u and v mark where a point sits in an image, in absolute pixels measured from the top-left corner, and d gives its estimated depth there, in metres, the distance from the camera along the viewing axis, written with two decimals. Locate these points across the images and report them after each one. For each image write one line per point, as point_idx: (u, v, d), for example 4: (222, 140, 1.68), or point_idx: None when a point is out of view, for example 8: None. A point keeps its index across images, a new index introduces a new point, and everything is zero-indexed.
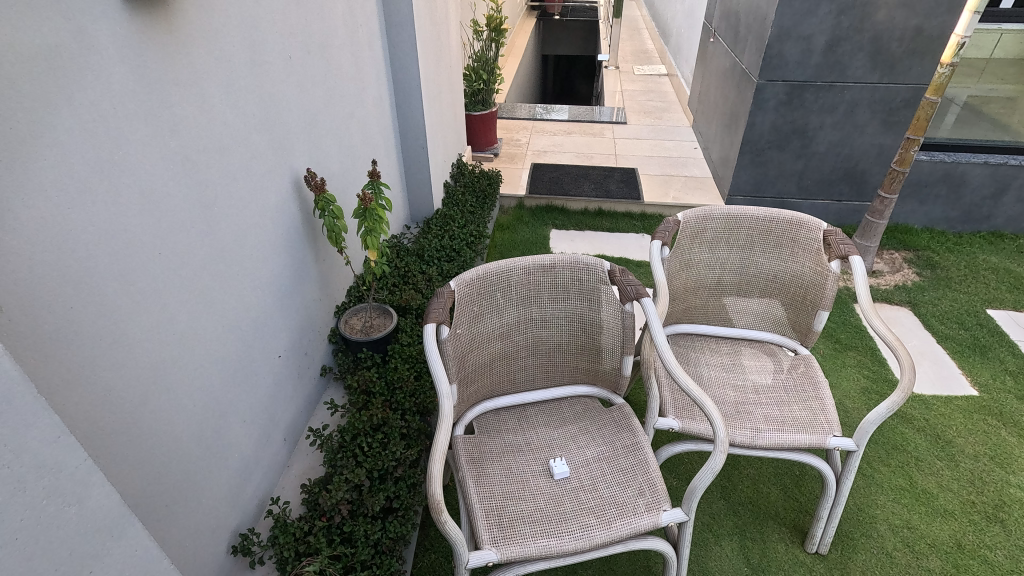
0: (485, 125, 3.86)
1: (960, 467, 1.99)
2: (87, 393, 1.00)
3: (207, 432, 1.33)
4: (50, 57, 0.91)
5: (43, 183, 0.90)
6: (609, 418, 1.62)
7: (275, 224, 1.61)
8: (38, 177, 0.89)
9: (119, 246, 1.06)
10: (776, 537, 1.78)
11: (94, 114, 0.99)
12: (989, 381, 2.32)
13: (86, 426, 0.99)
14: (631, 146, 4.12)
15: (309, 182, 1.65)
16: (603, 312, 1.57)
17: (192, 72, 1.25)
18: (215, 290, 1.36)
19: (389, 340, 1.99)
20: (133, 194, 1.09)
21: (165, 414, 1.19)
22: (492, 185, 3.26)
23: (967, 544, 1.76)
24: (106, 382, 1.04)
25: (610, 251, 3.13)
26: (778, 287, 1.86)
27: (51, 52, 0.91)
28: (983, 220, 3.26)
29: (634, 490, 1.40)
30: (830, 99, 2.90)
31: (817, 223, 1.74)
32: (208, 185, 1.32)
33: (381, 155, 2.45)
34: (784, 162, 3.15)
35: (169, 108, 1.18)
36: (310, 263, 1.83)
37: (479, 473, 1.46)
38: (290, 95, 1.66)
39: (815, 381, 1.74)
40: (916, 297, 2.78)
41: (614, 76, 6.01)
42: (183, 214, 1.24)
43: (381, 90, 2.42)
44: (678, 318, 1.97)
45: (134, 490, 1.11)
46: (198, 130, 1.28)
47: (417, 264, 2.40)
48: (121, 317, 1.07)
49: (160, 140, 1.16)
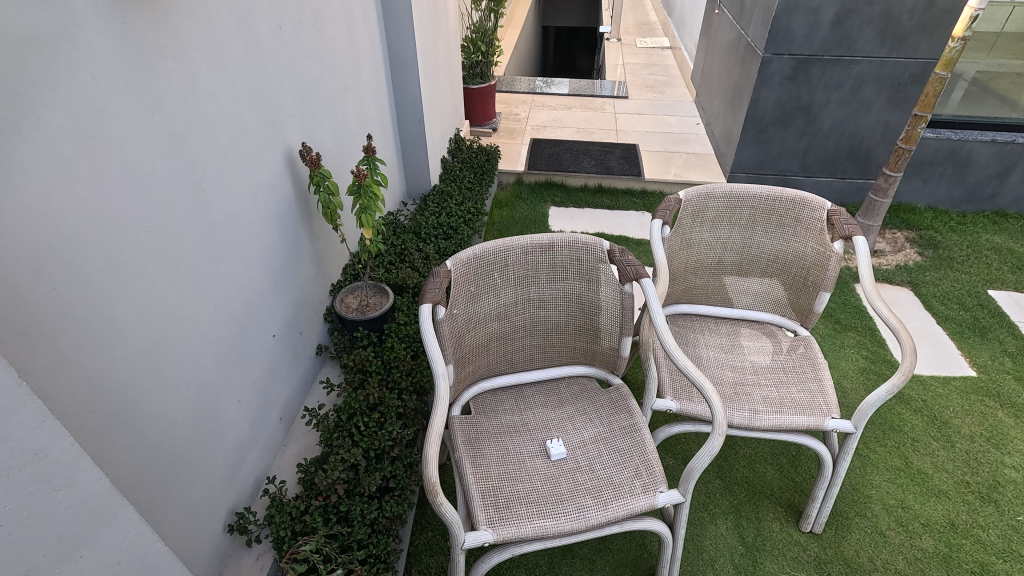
0: (484, 99, 3.77)
1: (956, 448, 2.00)
2: (74, 376, 0.98)
3: (201, 412, 1.32)
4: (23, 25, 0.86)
5: (21, 161, 0.86)
6: (606, 399, 1.60)
7: (268, 202, 1.57)
8: (16, 154, 0.86)
9: (105, 225, 1.03)
10: (771, 516, 1.79)
11: (73, 84, 0.95)
12: (988, 362, 2.32)
13: (73, 408, 0.97)
14: (632, 122, 4.04)
15: (303, 157, 1.60)
16: (602, 292, 1.56)
17: (177, 41, 1.19)
18: (206, 269, 1.33)
19: (385, 319, 1.97)
20: (119, 170, 1.05)
21: (157, 396, 1.17)
22: (490, 160, 3.20)
23: (961, 524, 1.77)
24: (95, 363, 1.02)
25: (609, 228, 3.09)
26: (780, 268, 1.83)
27: (26, 20, 0.86)
28: (987, 200, 3.22)
29: (631, 471, 1.40)
30: (836, 74, 2.83)
31: (821, 202, 1.72)
32: (197, 163, 1.28)
33: (377, 129, 2.39)
34: (788, 139, 3.09)
35: (154, 80, 1.14)
36: (305, 243, 1.79)
37: (476, 454, 1.45)
38: (282, 67, 1.61)
39: (814, 362, 1.72)
40: (917, 278, 2.76)
41: (616, 49, 5.88)
42: (171, 191, 1.20)
43: (376, 62, 2.35)
44: (678, 299, 1.94)
45: (127, 471, 1.10)
46: (185, 104, 1.23)
47: (414, 241, 2.37)
48: (109, 296, 1.05)
49: (144, 114, 1.11)
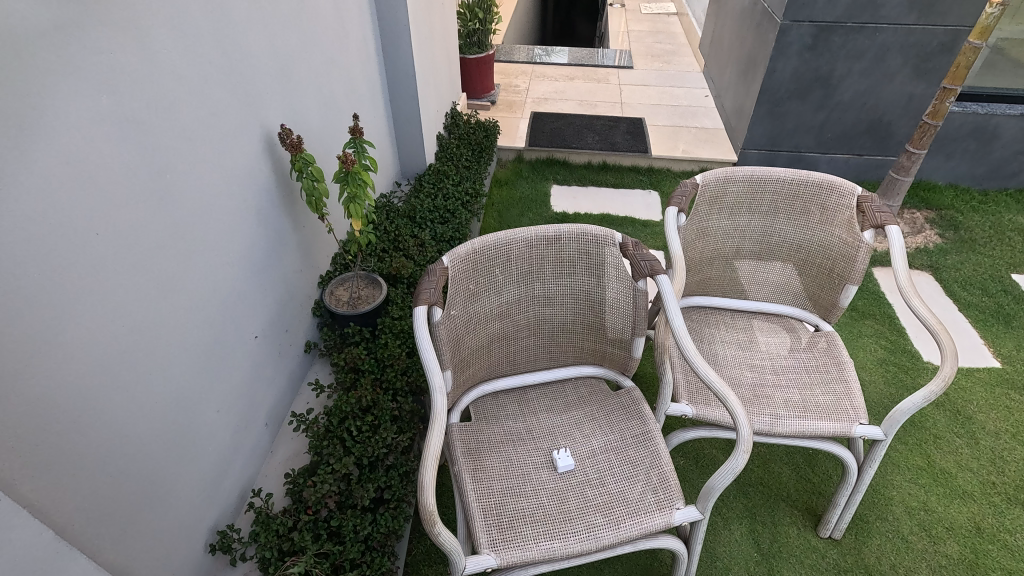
0: (482, 70, 3.56)
1: (981, 445, 1.90)
2: (15, 404, 0.85)
3: (173, 428, 1.19)
4: None
5: None
6: (616, 403, 1.48)
7: (245, 191, 1.42)
8: None
9: (45, 228, 0.88)
10: (787, 520, 1.70)
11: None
12: (1012, 352, 2.21)
13: (14, 442, 0.85)
14: (637, 94, 3.84)
15: (282, 141, 1.43)
16: (612, 288, 1.43)
17: (128, 7, 1.02)
18: (175, 270, 1.19)
19: (378, 313, 1.84)
20: (60, 163, 0.90)
21: (120, 415, 1.05)
22: (489, 137, 3.02)
23: (987, 528, 1.68)
24: (45, 387, 0.89)
25: (614, 209, 2.94)
26: (802, 258, 1.70)
27: None
28: (1010, 177, 3.07)
29: (645, 485, 1.29)
30: (859, 43, 2.64)
31: (851, 188, 1.58)
32: (159, 151, 1.13)
33: (366, 105, 2.21)
34: (804, 113, 2.91)
35: (101, 55, 0.97)
36: (289, 233, 1.64)
37: (476, 467, 1.34)
38: (257, 37, 1.43)
39: (839, 360, 1.60)
40: (938, 261, 2.63)
41: (619, 15, 5.60)
42: (127, 183, 1.05)
43: (365, 30, 2.15)
44: (691, 291, 1.81)
45: (87, 502, 0.98)
46: (142, 84, 1.07)
47: (408, 226, 2.22)
48: (57, 311, 0.91)
49: (89, 95, 0.95)
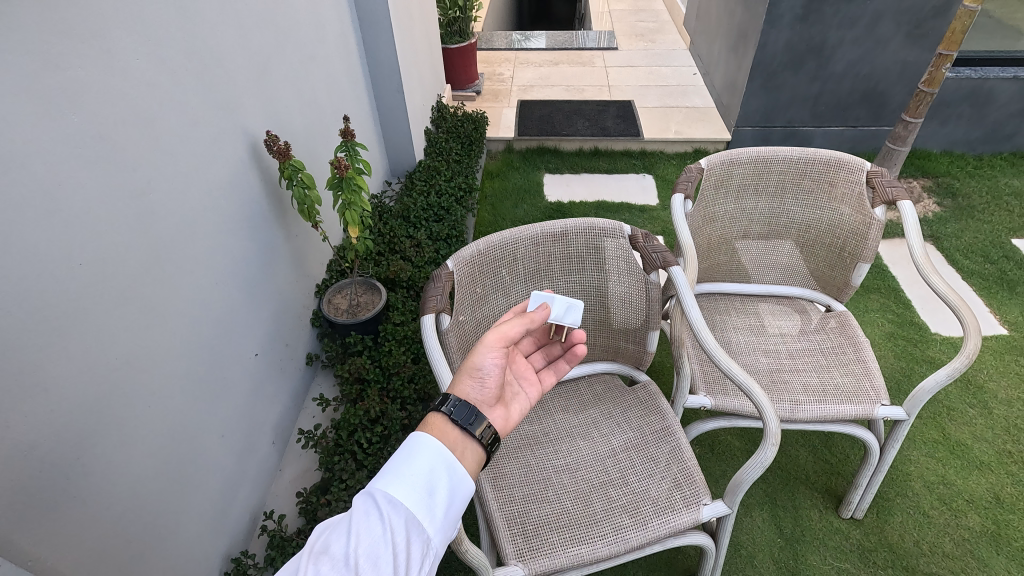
0: (466, 59, 3.47)
1: (994, 415, 1.90)
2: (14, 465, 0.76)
3: (178, 463, 1.10)
4: None
5: None
6: (633, 400, 1.45)
7: (235, 204, 1.30)
8: None
9: (33, 270, 0.79)
10: (809, 504, 1.70)
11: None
12: (1019, 318, 2.19)
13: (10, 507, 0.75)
14: (625, 76, 3.80)
15: (268, 148, 1.34)
16: (622, 281, 1.39)
17: (92, 13, 0.89)
18: (165, 294, 1.06)
19: (380, 319, 1.78)
20: (36, 195, 0.80)
21: (118, 457, 0.94)
22: (478, 129, 2.92)
23: (1006, 497, 1.69)
24: (23, 445, 0.77)
25: (610, 194, 2.89)
26: (812, 238, 1.65)
27: None
28: (1004, 139, 3.04)
29: (669, 482, 1.27)
30: (852, 11, 2.58)
31: (860, 162, 1.53)
32: (139, 170, 1.00)
33: (353, 105, 2.09)
34: (799, 86, 2.86)
35: (68, 69, 0.85)
36: (283, 246, 1.54)
37: (496, 474, 1.31)
38: (235, 42, 1.29)
39: (854, 340, 1.58)
40: (939, 231, 2.59)
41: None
42: (109, 210, 0.93)
43: (345, 24, 2.01)
44: (700, 278, 1.76)
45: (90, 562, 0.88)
46: (108, 98, 0.93)
47: (403, 227, 2.15)
48: (35, 356, 0.79)
49: (58, 113, 0.83)
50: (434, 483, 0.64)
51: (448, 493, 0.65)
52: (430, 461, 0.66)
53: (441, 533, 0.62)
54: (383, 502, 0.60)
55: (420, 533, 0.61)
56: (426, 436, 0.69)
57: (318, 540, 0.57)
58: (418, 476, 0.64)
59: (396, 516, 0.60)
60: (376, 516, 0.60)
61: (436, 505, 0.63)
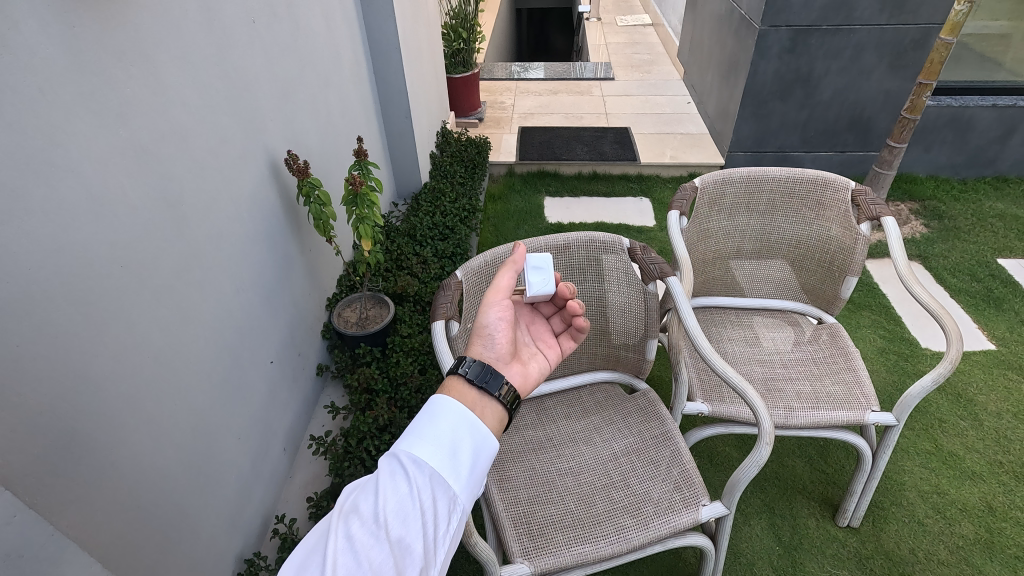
0: (469, 88, 3.62)
1: (984, 426, 1.95)
2: (57, 452, 0.81)
3: (200, 461, 1.14)
4: None
5: None
6: (633, 406, 1.51)
7: (256, 218, 1.38)
8: None
9: (82, 270, 0.86)
10: (807, 513, 1.74)
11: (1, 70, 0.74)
12: (1005, 334, 2.26)
13: (51, 491, 0.80)
14: (621, 104, 3.94)
15: (288, 166, 1.43)
16: (621, 292, 1.46)
17: (139, 40, 0.98)
18: (193, 298, 1.13)
19: (388, 332, 1.84)
20: (86, 201, 0.87)
21: (149, 450, 0.99)
22: (481, 154, 3.03)
23: (999, 506, 1.73)
24: (68, 433, 0.82)
25: (608, 216, 2.98)
26: (802, 253, 1.73)
27: None
28: (987, 164, 3.16)
29: (670, 484, 1.31)
30: (836, 43, 2.73)
31: (844, 182, 1.62)
32: (172, 182, 1.07)
33: (364, 128, 2.19)
34: (788, 113, 2.99)
35: (116, 89, 0.93)
36: (297, 258, 1.62)
37: (502, 477, 1.35)
38: (260, 68, 1.39)
39: (845, 351, 1.64)
40: (927, 251, 2.68)
41: (597, 30, 5.76)
42: (146, 217, 1.00)
43: (358, 53, 2.13)
44: (696, 292, 1.83)
45: (121, 552, 0.92)
46: (150, 115, 1.01)
47: (410, 245, 2.23)
48: (81, 346, 0.86)
49: (106, 129, 0.91)
50: (458, 443, 0.63)
51: (473, 453, 0.64)
52: (453, 423, 0.65)
53: (468, 491, 0.61)
54: (407, 462, 0.59)
55: (446, 490, 0.59)
56: (446, 399, 0.68)
57: (347, 501, 0.56)
58: (441, 436, 0.63)
59: (420, 475, 0.59)
60: (402, 476, 0.58)
61: (461, 464, 0.62)
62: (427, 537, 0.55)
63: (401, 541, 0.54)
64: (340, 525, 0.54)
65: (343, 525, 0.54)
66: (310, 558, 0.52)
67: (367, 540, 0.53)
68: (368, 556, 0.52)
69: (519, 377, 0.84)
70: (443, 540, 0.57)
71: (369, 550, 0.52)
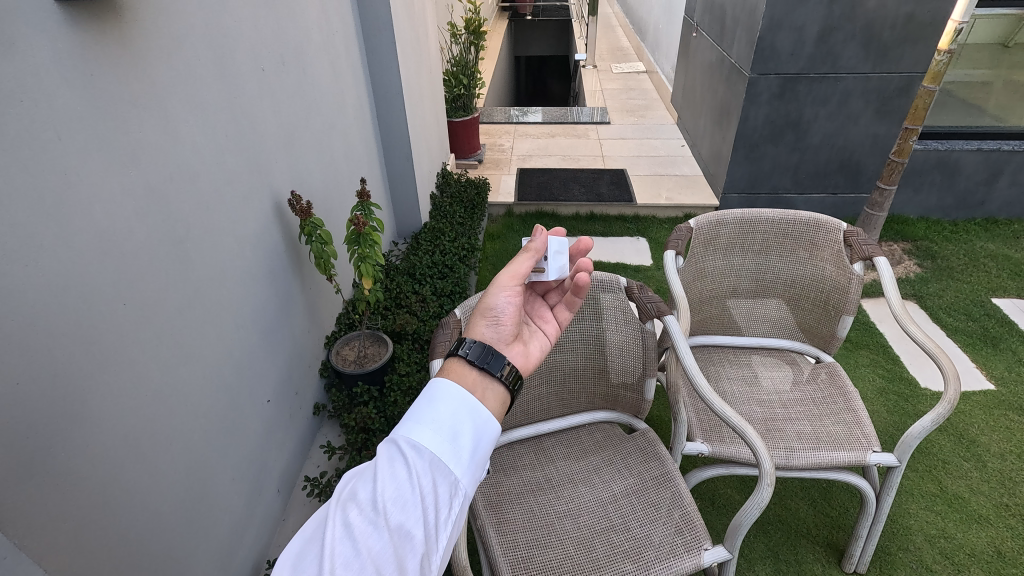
0: (468, 131, 3.72)
1: (988, 467, 1.92)
2: (51, 493, 0.80)
3: (193, 501, 1.12)
4: None
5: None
6: (633, 446, 1.50)
7: (259, 256, 1.40)
8: None
9: (87, 306, 0.87)
10: (812, 558, 1.70)
11: (21, 115, 0.77)
12: (1004, 374, 2.25)
13: (44, 533, 0.78)
14: (618, 147, 4.05)
15: (292, 207, 1.45)
16: (619, 331, 1.47)
17: (153, 86, 1.02)
18: (193, 335, 1.13)
19: (386, 370, 1.83)
20: (94, 240, 0.89)
21: (142, 490, 0.97)
22: (480, 194, 3.09)
23: (1008, 551, 1.69)
24: (63, 472, 0.82)
25: (606, 255, 3.02)
26: (798, 292, 1.75)
27: None
28: (976, 206, 3.23)
29: (671, 528, 1.29)
30: (823, 90, 2.83)
31: (836, 223, 1.66)
32: (178, 221, 1.09)
33: (367, 169, 2.25)
34: (779, 156, 3.07)
35: (129, 132, 0.97)
36: (297, 296, 1.62)
37: (500, 520, 1.32)
38: (268, 112, 1.44)
39: (844, 390, 1.64)
40: (921, 290, 2.71)
41: (593, 76, 5.96)
42: (151, 256, 1.02)
43: (362, 98, 2.20)
44: (694, 330, 1.84)
45: None
46: (160, 157, 1.04)
47: (409, 283, 2.26)
48: (81, 384, 0.86)
49: (117, 170, 0.94)
50: (459, 426, 0.59)
51: (475, 436, 0.60)
52: (453, 407, 0.61)
53: (471, 475, 0.57)
54: (404, 447, 0.56)
55: (447, 474, 0.56)
56: (446, 382, 0.64)
57: (346, 488, 0.55)
58: (441, 421, 0.59)
59: (418, 460, 0.55)
60: (400, 462, 0.55)
61: (462, 447, 0.58)
62: (428, 524, 0.53)
63: (400, 529, 0.51)
64: (339, 513, 0.53)
65: (342, 513, 0.53)
66: (312, 545, 0.52)
67: (365, 528, 0.51)
68: (366, 545, 0.51)
69: (522, 357, 0.82)
70: (445, 526, 0.54)
71: (367, 538, 0.51)
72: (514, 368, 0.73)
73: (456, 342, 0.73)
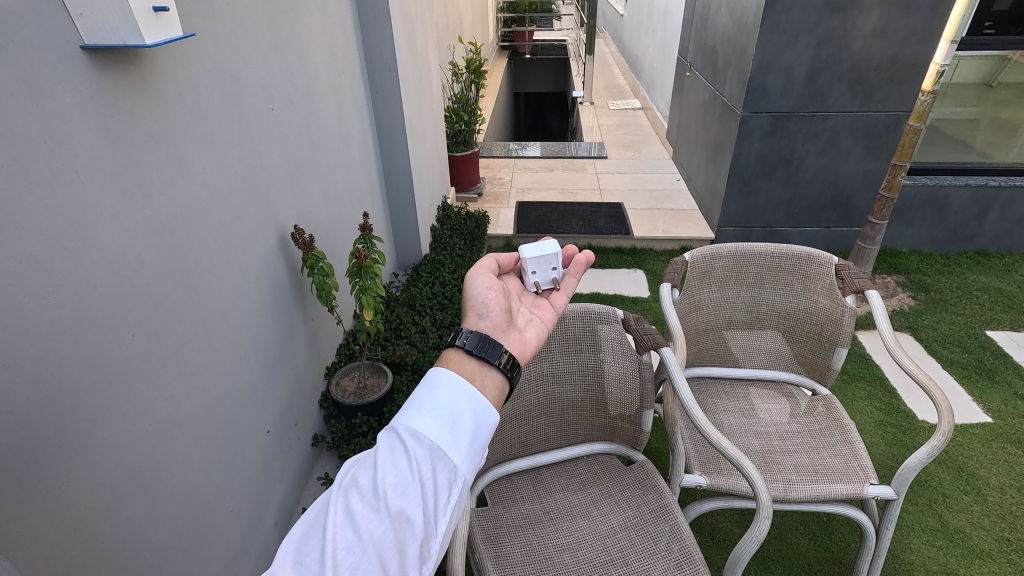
0: (468, 165, 3.80)
1: (989, 501, 1.91)
2: (54, 525, 0.80)
3: (191, 532, 1.12)
4: (21, 128, 0.77)
5: (17, 274, 0.76)
6: (631, 479, 1.50)
7: (263, 287, 1.42)
8: (13, 270, 0.75)
9: (96, 338, 0.90)
10: None
11: (46, 156, 0.81)
12: (1001, 406, 2.26)
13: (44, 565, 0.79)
14: (615, 181, 4.13)
15: (295, 240, 1.50)
16: (617, 362, 1.49)
17: (168, 127, 1.07)
18: (197, 365, 1.15)
19: (385, 401, 1.84)
20: (106, 274, 0.92)
21: (141, 521, 0.98)
22: (480, 227, 3.14)
23: None
24: (66, 502, 0.82)
25: (603, 287, 3.05)
26: (792, 324, 1.78)
27: (23, 121, 0.77)
28: (967, 240, 3.29)
29: (669, 562, 1.28)
30: (813, 127, 2.92)
31: (827, 257, 1.70)
32: (186, 254, 1.13)
33: (369, 203, 2.30)
34: (773, 190, 3.14)
35: (144, 169, 1.01)
36: (298, 328, 1.65)
37: (499, 553, 1.32)
38: (276, 149, 1.49)
39: (840, 423, 1.65)
40: (916, 322, 2.73)
41: (590, 112, 6.11)
42: (159, 288, 1.04)
43: (366, 134, 2.27)
44: (691, 362, 1.86)
45: None
46: (172, 192, 1.08)
47: (409, 315, 2.28)
48: (87, 414, 0.87)
49: (131, 205, 0.98)
50: (459, 414, 0.61)
51: (474, 423, 0.61)
52: (452, 395, 0.63)
53: (469, 463, 0.58)
54: (405, 435, 0.57)
55: (446, 462, 0.57)
56: (445, 371, 0.66)
57: (347, 475, 0.56)
58: (441, 409, 0.61)
59: (418, 448, 0.57)
60: (401, 449, 0.57)
61: (461, 435, 0.59)
62: (427, 510, 0.54)
63: (401, 513, 0.53)
64: (341, 498, 0.54)
65: (344, 499, 0.54)
66: (313, 529, 0.52)
67: (367, 513, 0.52)
68: (367, 528, 0.52)
69: (518, 345, 0.82)
70: (443, 513, 0.55)
71: (369, 522, 0.52)
72: (510, 356, 0.75)
73: (453, 333, 0.75)
